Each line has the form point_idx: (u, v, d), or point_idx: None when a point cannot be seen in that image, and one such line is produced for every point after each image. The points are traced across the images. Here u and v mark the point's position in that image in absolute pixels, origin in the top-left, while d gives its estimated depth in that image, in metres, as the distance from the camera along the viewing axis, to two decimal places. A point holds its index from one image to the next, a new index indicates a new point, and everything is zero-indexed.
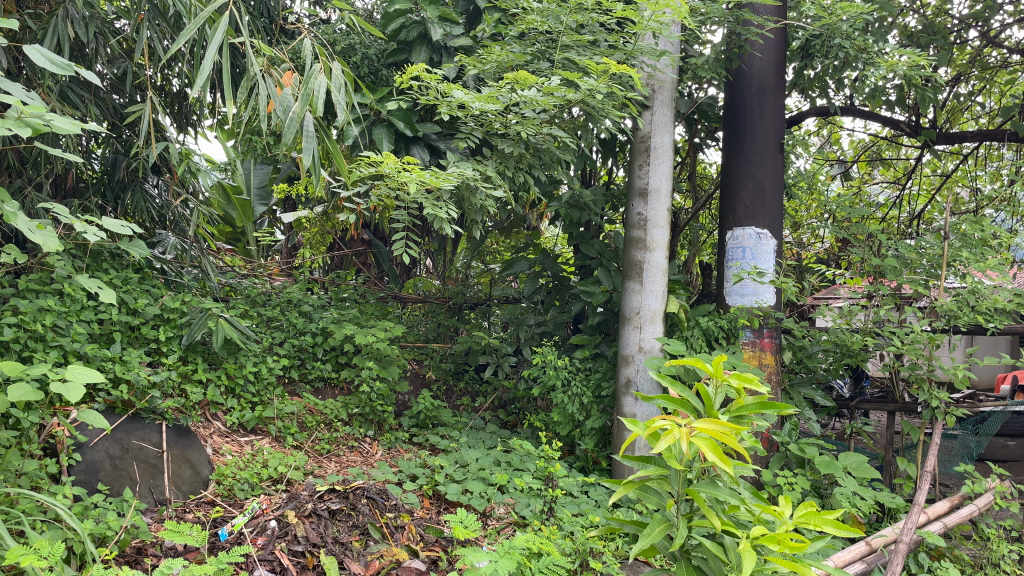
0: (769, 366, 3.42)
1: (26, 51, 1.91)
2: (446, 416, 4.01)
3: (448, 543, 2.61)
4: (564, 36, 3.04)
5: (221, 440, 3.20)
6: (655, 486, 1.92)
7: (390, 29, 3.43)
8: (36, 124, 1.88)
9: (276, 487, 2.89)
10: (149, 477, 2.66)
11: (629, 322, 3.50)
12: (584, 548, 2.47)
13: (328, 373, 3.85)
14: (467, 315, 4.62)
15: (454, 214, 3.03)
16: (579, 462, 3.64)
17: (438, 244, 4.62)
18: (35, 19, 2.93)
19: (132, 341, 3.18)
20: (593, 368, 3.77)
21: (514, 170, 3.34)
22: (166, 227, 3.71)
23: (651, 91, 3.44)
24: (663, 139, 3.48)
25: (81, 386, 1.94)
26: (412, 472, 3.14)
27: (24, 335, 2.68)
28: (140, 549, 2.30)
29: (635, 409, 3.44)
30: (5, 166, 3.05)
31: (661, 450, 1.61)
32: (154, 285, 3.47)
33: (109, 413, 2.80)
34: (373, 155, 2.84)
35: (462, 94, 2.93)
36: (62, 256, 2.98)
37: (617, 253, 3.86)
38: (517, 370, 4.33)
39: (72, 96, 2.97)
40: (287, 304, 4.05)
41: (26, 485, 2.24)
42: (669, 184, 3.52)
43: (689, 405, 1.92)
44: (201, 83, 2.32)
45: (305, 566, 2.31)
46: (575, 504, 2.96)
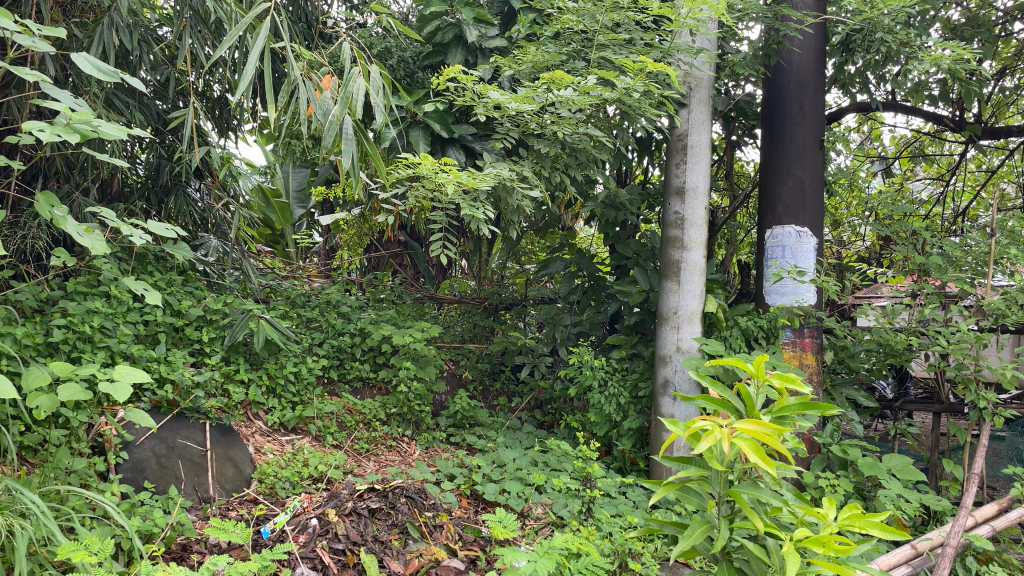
0: (810, 366, 3.37)
1: (74, 59, 1.98)
2: (483, 416, 4.02)
3: (487, 543, 2.62)
4: (600, 35, 3.03)
5: (262, 440, 3.25)
6: (696, 487, 1.92)
7: (426, 32, 3.46)
8: (85, 129, 1.94)
9: (317, 485, 2.93)
10: (194, 475, 2.71)
11: (667, 322, 3.48)
12: (623, 549, 2.45)
13: (366, 373, 3.89)
14: (503, 315, 4.63)
15: (492, 214, 3.04)
16: (616, 463, 3.63)
17: (474, 244, 4.64)
18: (81, 28, 3.00)
19: (177, 342, 3.25)
20: (630, 368, 3.76)
21: (550, 170, 3.34)
22: (208, 230, 3.79)
23: (688, 89, 3.41)
24: (700, 138, 3.45)
25: (129, 386, 1.98)
26: (450, 471, 3.17)
27: (73, 336, 2.75)
28: (185, 546, 2.35)
29: (674, 410, 3.42)
30: (54, 171, 3.13)
31: (702, 450, 1.60)
32: (197, 287, 3.54)
33: (155, 412, 2.87)
34: (411, 158, 2.87)
35: (499, 95, 2.93)
36: (108, 259, 3.06)
37: (654, 252, 3.83)
38: (554, 370, 4.32)
39: (118, 103, 3.04)
40: (327, 305, 4.10)
41: (76, 483, 2.30)
42: (707, 183, 3.49)
43: (729, 405, 1.91)
44: (243, 89, 2.37)
45: (346, 564, 2.33)
46: (614, 505, 2.94)
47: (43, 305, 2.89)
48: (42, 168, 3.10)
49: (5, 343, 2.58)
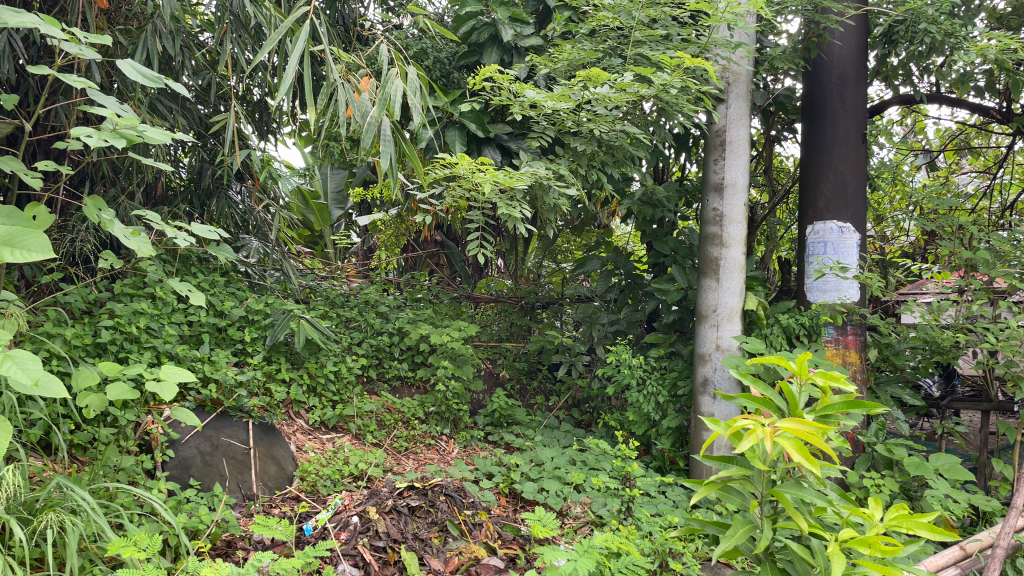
0: (853, 364, 3.31)
1: (119, 66, 2.03)
2: (520, 415, 4.02)
3: (526, 541, 2.62)
4: (636, 32, 3.01)
5: (304, 438, 3.29)
6: (738, 487, 1.90)
7: (462, 32, 3.47)
8: (130, 134, 1.99)
9: (358, 483, 2.96)
10: (238, 473, 2.75)
11: (705, 319, 3.45)
12: (663, 548, 2.43)
13: (405, 372, 3.92)
14: (539, 314, 4.63)
15: (529, 213, 3.04)
16: (655, 462, 3.60)
17: (510, 242, 4.65)
18: (125, 35, 3.07)
19: (220, 342, 3.30)
20: (669, 366, 3.73)
21: (587, 168, 3.33)
22: (249, 232, 3.85)
23: (726, 84, 3.37)
24: (739, 133, 3.41)
25: (175, 385, 2.02)
26: (488, 470, 3.19)
27: (120, 337, 2.81)
28: (230, 543, 2.39)
29: (714, 408, 3.39)
30: (100, 176, 3.20)
31: (744, 449, 1.58)
32: (239, 287, 3.60)
33: (200, 411, 2.93)
34: (448, 158, 2.88)
35: (534, 93, 2.92)
36: (153, 261, 3.13)
37: (692, 250, 3.79)
38: (591, 369, 4.31)
39: (161, 108, 3.10)
40: (365, 305, 4.14)
41: (124, 480, 2.35)
42: (746, 179, 3.44)
43: (771, 403, 1.89)
44: (284, 92, 2.41)
45: (386, 562, 2.34)
46: (654, 504, 2.91)
47: (91, 307, 2.96)
48: (89, 173, 3.18)
49: (56, 344, 2.65)
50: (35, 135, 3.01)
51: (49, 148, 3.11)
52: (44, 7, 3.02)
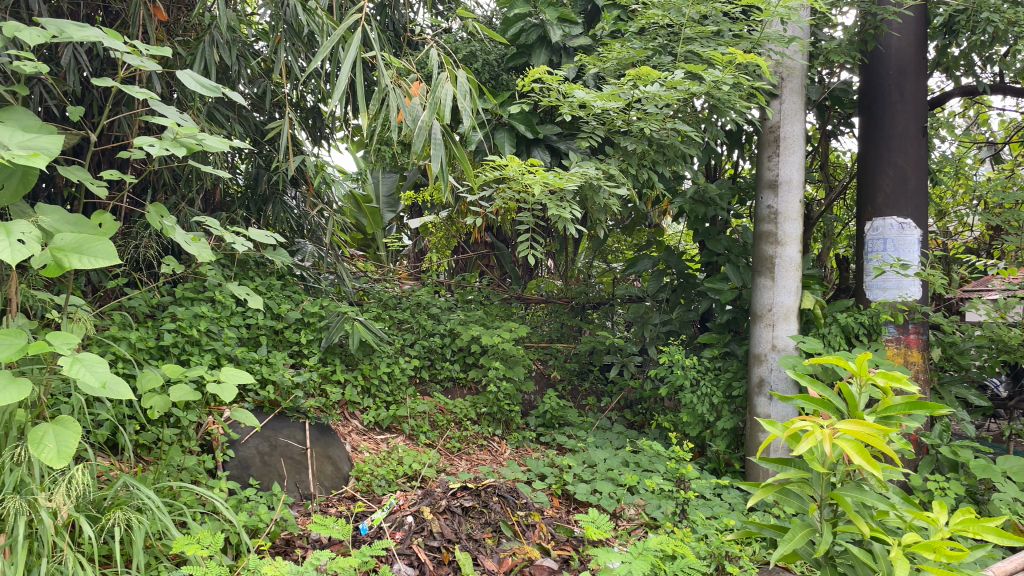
0: (915, 364, 3.22)
1: (179, 76, 2.08)
2: (572, 415, 4.00)
3: (579, 543, 2.61)
4: (687, 29, 2.99)
5: (359, 438, 3.33)
6: (796, 489, 1.88)
7: (511, 34, 3.50)
8: (190, 143, 2.04)
9: (412, 484, 3.00)
10: (296, 473, 2.80)
11: (761, 319, 3.39)
12: (720, 552, 2.39)
13: (456, 373, 3.94)
14: (590, 315, 4.60)
15: (578, 213, 3.03)
16: (710, 464, 3.55)
17: (560, 243, 4.64)
18: (184, 46, 3.16)
19: (277, 344, 3.37)
20: (723, 367, 3.68)
21: (638, 167, 3.30)
22: (304, 236, 3.93)
23: (780, 79, 3.32)
24: (794, 129, 3.34)
25: (234, 387, 2.08)
26: (541, 471, 3.20)
27: (182, 340, 2.90)
28: (289, 541, 2.43)
29: (770, 409, 3.33)
30: (161, 184, 3.30)
31: (802, 452, 1.56)
32: (295, 291, 3.69)
33: (259, 412, 2.99)
34: (498, 160, 2.89)
35: (584, 93, 2.92)
36: (212, 266, 3.22)
37: (746, 248, 3.73)
38: (644, 369, 4.27)
39: (219, 117, 3.19)
40: (417, 307, 4.19)
41: (187, 480, 2.42)
42: (801, 175, 3.38)
43: (830, 405, 1.86)
44: (337, 99, 2.46)
45: (441, 562, 2.36)
46: (709, 507, 2.87)
47: (154, 311, 3.06)
48: (151, 181, 3.28)
49: (121, 346, 2.74)
50: (100, 145, 3.13)
51: (114, 157, 3.22)
52: (107, 21, 3.13)
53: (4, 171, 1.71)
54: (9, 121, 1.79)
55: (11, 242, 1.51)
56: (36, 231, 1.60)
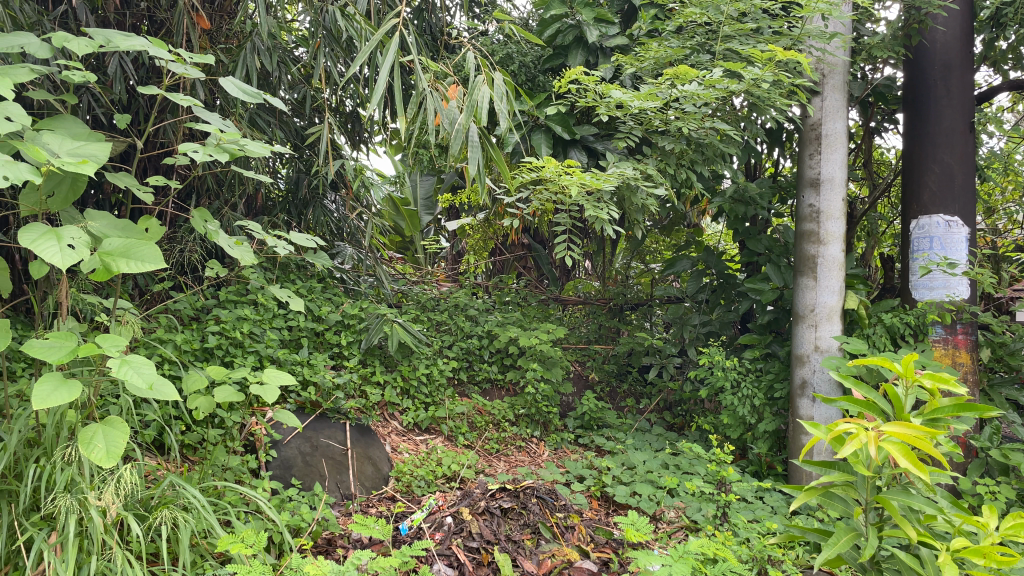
0: (964, 365, 3.14)
1: (221, 84, 2.10)
2: (611, 417, 3.99)
3: (619, 545, 2.59)
4: (725, 26, 2.96)
5: (398, 439, 3.36)
6: (840, 493, 1.85)
7: (547, 35, 3.50)
8: (232, 149, 2.07)
9: (451, 485, 3.02)
10: (336, 473, 2.83)
11: (803, 320, 3.34)
12: (762, 556, 2.35)
13: (494, 375, 3.95)
14: (628, 316, 4.55)
15: (616, 214, 3.01)
16: (752, 467, 3.50)
17: (597, 244, 4.63)
18: (227, 53, 3.22)
19: (318, 346, 3.42)
20: (765, 368, 3.63)
21: (676, 167, 3.27)
22: (344, 239, 3.98)
23: (821, 76, 3.27)
24: (836, 126, 3.29)
25: (277, 388, 2.11)
26: (579, 473, 3.19)
27: (226, 342, 2.95)
28: (331, 541, 2.46)
29: (813, 412, 3.28)
30: (205, 189, 3.37)
31: (846, 454, 1.54)
32: (335, 293, 3.75)
33: (300, 413, 3.03)
34: (535, 161, 2.90)
35: (621, 93, 2.90)
36: (255, 269, 3.28)
37: (787, 248, 3.67)
38: (683, 371, 4.23)
39: (260, 122, 3.24)
40: (455, 309, 4.22)
41: (231, 479, 2.46)
42: (844, 173, 3.32)
43: (875, 407, 1.83)
44: (376, 102, 2.49)
45: (480, 563, 2.37)
46: (751, 510, 2.83)
47: (199, 313, 3.13)
48: (196, 187, 3.35)
49: (167, 349, 2.80)
50: (146, 152, 3.21)
51: (159, 164, 3.30)
52: (152, 30, 3.20)
53: (53, 178, 1.76)
54: (59, 129, 1.84)
55: (62, 247, 1.55)
56: (86, 237, 1.64)
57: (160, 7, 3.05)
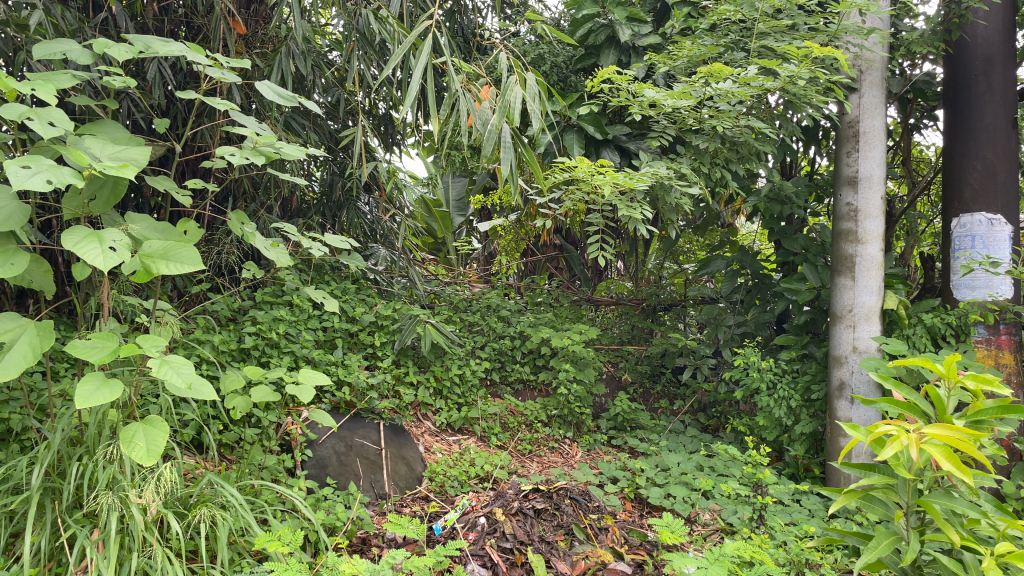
0: (1008, 366, 3.07)
1: (258, 87, 2.13)
2: (645, 418, 3.95)
3: (653, 547, 2.57)
4: (760, 23, 2.93)
5: (431, 439, 3.38)
6: (881, 496, 1.83)
7: (579, 35, 3.49)
8: (269, 152, 2.10)
9: (484, 485, 3.02)
10: (371, 473, 2.85)
11: (841, 320, 3.29)
12: (800, 560, 2.31)
13: (527, 375, 3.95)
14: (661, 316, 4.52)
15: (650, 213, 2.99)
16: (789, 470, 3.45)
17: (629, 244, 4.61)
18: (262, 58, 3.26)
19: (352, 346, 3.45)
20: (801, 370, 3.58)
21: (710, 166, 3.24)
22: (377, 241, 4.01)
23: (858, 72, 3.22)
24: (874, 123, 3.23)
25: (312, 388, 2.13)
26: (613, 474, 3.18)
27: (262, 342, 2.98)
28: (365, 540, 2.47)
29: (852, 413, 3.22)
30: (241, 192, 3.42)
31: (887, 457, 1.51)
32: (369, 294, 3.79)
33: (335, 412, 3.06)
34: (568, 161, 2.89)
35: (654, 92, 2.88)
36: (290, 271, 3.32)
37: (824, 247, 3.62)
38: (717, 372, 4.18)
39: (294, 125, 3.28)
40: (487, 310, 4.24)
41: (268, 478, 2.49)
42: (882, 171, 3.26)
43: (917, 408, 1.80)
44: (409, 104, 2.50)
45: (514, 563, 2.36)
46: (788, 513, 2.78)
47: (236, 314, 3.18)
48: (233, 190, 3.40)
49: (205, 349, 2.85)
50: (185, 156, 3.27)
51: (197, 167, 3.36)
52: (190, 36, 3.26)
53: (95, 182, 1.80)
54: (100, 133, 1.88)
55: (103, 249, 1.58)
56: (127, 239, 1.68)
57: (198, 13, 3.11)
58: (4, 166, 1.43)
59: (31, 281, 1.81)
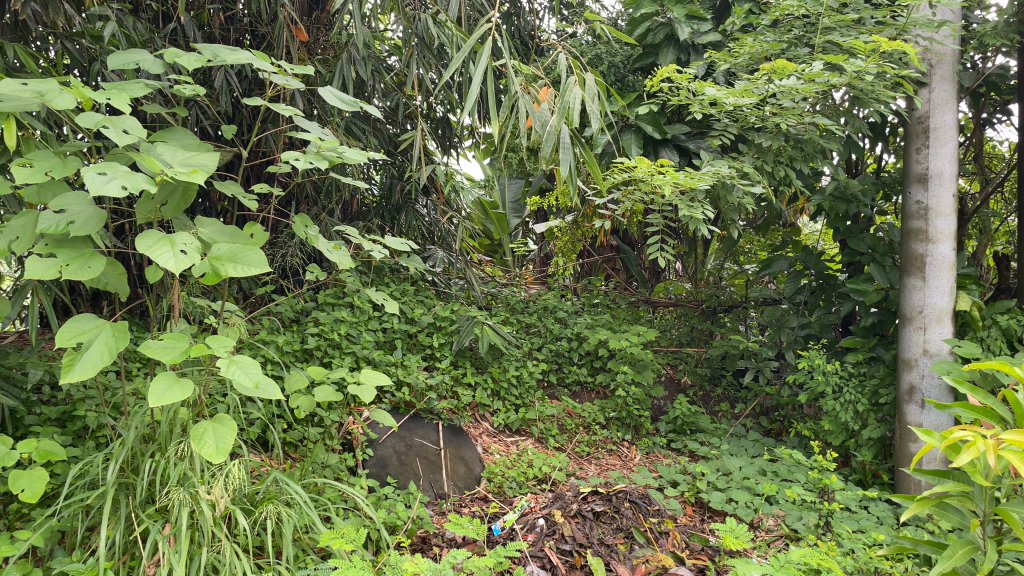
0: None
1: (320, 93, 2.14)
2: (705, 421, 3.88)
3: (715, 553, 2.52)
4: (824, 18, 2.87)
5: (489, 440, 3.39)
6: (955, 504, 1.78)
7: (637, 34, 3.47)
8: (331, 156, 2.11)
9: (542, 486, 3.02)
10: (431, 472, 2.88)
11: (910, 322, 3.19)
12: (869, 568, 2.24)
13: (584, 377, 3.93)
14: (721, 318, 4.45)
15: (711, 213, 2.95)
16: (856, 475, 3.36)
17: (688, 245, 4.56)
18: (323, 64, 3.32)
19: (411, 347, 3.49)
20: (869, 373, 3.48)
21: (773, 164, 3.17)
22: (435, 243, 4.06)
23: (929, 66, 3.12)
24: (945, 119, 3.13)
25: (373, 388, 2.16)
26: (673, 478, 3.14)
27: (324, 343, 3.04)
28: (425, 539, 2.50)
29: (923, 418, 3.12)
30: (304, 196, 3.49)
31: (962, 463, 1.45)
32: (427, 296, 3.83)
33: (395, 412, 3.10)
34: (627, 161, 2.87)
35: (715, 90, 2.84)
36: (351, 274, 3.37)
37: (892, 247, 3.51)
38: (780, 375, 4.09)
39: (355, 130, 3.33)
40: (544, 311, 4.25)
41: (330, 476, 2.54)
42: (954, 168, 3.15)
43: (994, 413, 1.74)
44: (469, 107, 2.51)
45: (574, 566, 2.35)
46: (856, 519, 2.70)
47: (299, 316, 3.26)
48: (296, 194, 3.47)
49: (270, 349, 2.91)
50: (250, 161, 3.35)
51: (261, 172, 3.44)
52: (254, 43, 3.35)
53: (166, 188, 1.86)
54: (171, 140, 1.94)
55: (175, 252, 1.63)
56: (197, 242, 1.72)
57: (262, 21, 3.18)
58: (81, 173, 1.48)
59: (106, 284, 1.87)
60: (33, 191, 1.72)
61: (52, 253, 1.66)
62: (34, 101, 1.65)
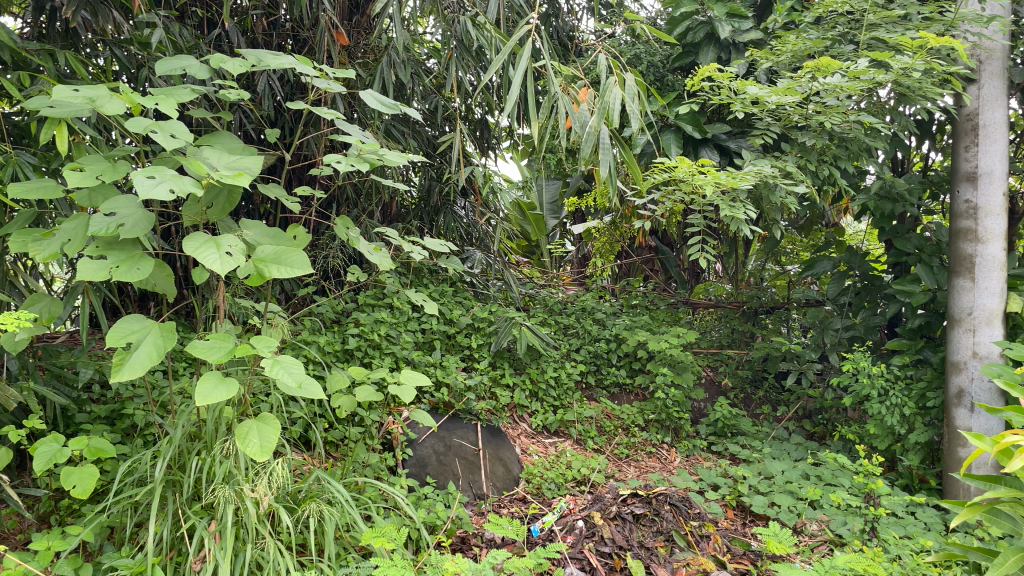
0: None
1: (361, 96, 2.16)
2: (746, 425, 3.83)
3: (757, 557, 2.49)
4: (869, 14, 2.82)
5: (528, 441, 3.40)
6: (1008, 510, 1.73)
7: (677, 33, 3.44)
8: (372, 158, 2.13)
9: (581, 488, 3.01)
10: (470, 473, 2.89)
11: (959, 323, 3.11)
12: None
13: (623, 378, 3.91)
14: (763, 320, 4.39)
15: (753, 213, 2.91)
16: (902, 480, 3.29)
17: (728, 245, 4.51)
18: (364, 68, 3.35)
19: (450, 348, 3.51)
20: (915, 376, 3.41)
21: (817, 163, 3.12)
22: (473, 244, 4.08)
23: (977, 62, 3.04)
24: (995, 116, 3.05)
25: (413, 389, 2.17)
26: (713, 481, 3.11)
27: (365, 343, 3.08)
28: (464, 539, 2.51)
29: (972, 422, 3.04)
30: (345, 198, 3.53)
31: (1016, 468, 1.41)
32: (466, 297, 3.85)
33: (434, 413, 3.12)
34: (668, 161, 2.85)
35: (757, 89, 2.80)
36: (390, 275, 3.40)
37: (939, 247, 3.43)
38: (823, 377, 4.02)
39: (395, 132, 3.36)
40: (582, 312, 4.25)
41: (371, 475, 2.57)
42: (1005, 166, 3.07)
43: None
44: (509, 109, 2.51)
45: (613, 568, 2.34)
46: (903, 526, 2.65)
47: (340, 316, 3.30)
48: (337, 197, 3.52)
49: (312, 350, 2.95)
50: (293, 164, 3.40)
51: (303, 175, 3.49)
52: (296, 48, 3.40)
53: (212, 191, 1.90)
54: (217, 144, 1.98)
55: (221, 254, 1.67)
56: (242, 244, 1.75)
57: (304, 26, 3.23)
58: (132, 177, 1.52)
59: (155, 285, 1.91)
60: (84, 195, 1.77)
61: (102, 254, 1.71)
62: (86, 107, 1.70)
